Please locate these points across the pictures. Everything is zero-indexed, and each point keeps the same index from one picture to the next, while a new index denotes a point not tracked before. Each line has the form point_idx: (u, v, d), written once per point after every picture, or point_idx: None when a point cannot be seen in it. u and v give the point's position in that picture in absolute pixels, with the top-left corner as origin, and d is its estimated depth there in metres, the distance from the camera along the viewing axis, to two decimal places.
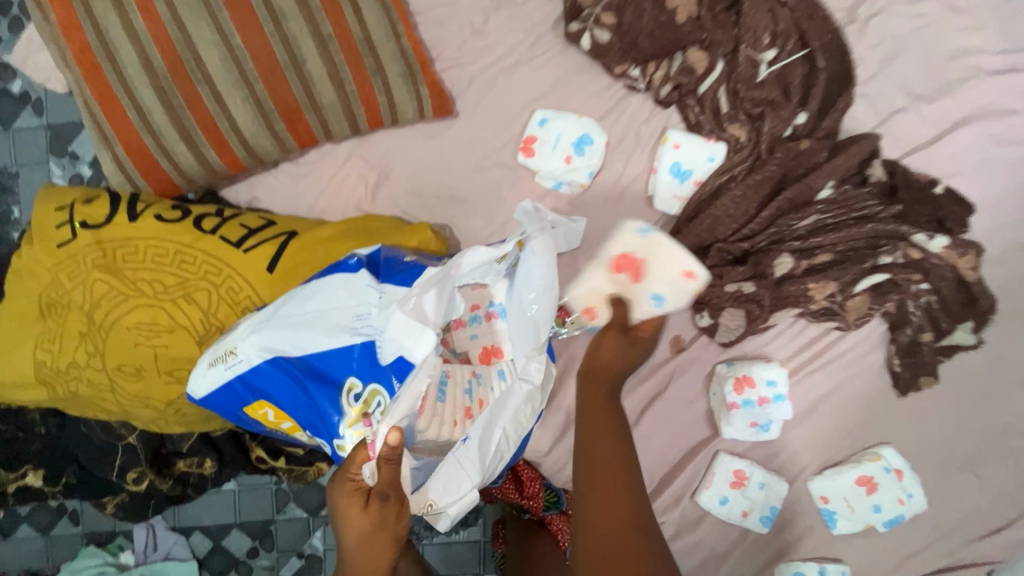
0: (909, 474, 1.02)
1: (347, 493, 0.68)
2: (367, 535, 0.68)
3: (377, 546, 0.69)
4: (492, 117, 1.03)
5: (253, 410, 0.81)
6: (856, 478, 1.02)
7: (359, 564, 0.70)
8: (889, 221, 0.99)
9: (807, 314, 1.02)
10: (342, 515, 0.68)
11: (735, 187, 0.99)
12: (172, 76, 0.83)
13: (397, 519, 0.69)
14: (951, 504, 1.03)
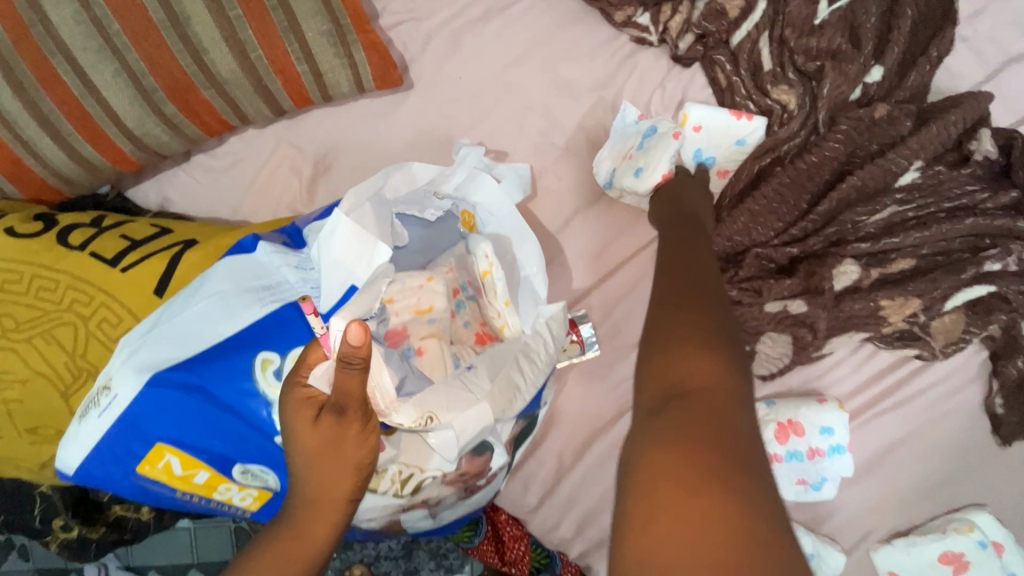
0: (1011, 547, 0.77)
1: (298, 401, 0.54)
2: (320, 455, 0.54)
3: (333, 467, 0.54)
4: (456, 87, 0.79)
5: (150, 466, 0.59)
6: (939, 553, 0.77)
7: (308, 496, 0.55)
8: (997, 214, 0.72)
9: (877, 340, 0.77)
10: (289, 428, 0.54)
11: (782, 172, 0.73)
12: (14, 45, 0.62)
13: (356, 435, 0.54)
14: None
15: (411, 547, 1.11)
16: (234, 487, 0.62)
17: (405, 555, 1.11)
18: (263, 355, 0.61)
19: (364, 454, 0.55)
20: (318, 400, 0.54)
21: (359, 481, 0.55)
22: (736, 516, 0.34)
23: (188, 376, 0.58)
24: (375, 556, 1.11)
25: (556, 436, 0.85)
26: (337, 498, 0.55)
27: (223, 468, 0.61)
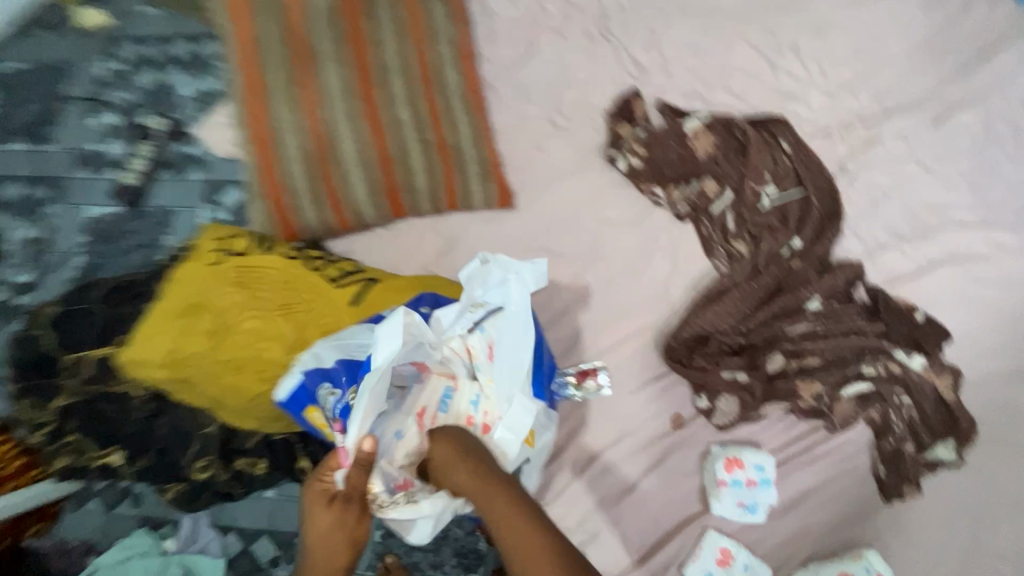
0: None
1: (315, 496, 0.84)
2: (327, 533, 0.82)
3: (334, 546, 0.83)
4: (541, 212, 1.29)
5: (313, 414, 0.92)
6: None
7: (315, 569, 0.83)
8: (871, 336, 1.14)
9: (796, 409, 1.15)
10: (311, 517, 0.83)
11: (735, 291, 1.18)
12: (318, 159, 1.17)
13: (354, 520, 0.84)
14: None
15: (440, 543, 1.40)
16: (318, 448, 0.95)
17: (434, 548, 1.40)
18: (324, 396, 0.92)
19: (359, 535, 0.85)
20: (330, 493, 0.84)
21: (352, 556, 0.84)
22: None
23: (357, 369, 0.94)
24: (411, 545, 1.40)
25: (572, 450, 1.17)
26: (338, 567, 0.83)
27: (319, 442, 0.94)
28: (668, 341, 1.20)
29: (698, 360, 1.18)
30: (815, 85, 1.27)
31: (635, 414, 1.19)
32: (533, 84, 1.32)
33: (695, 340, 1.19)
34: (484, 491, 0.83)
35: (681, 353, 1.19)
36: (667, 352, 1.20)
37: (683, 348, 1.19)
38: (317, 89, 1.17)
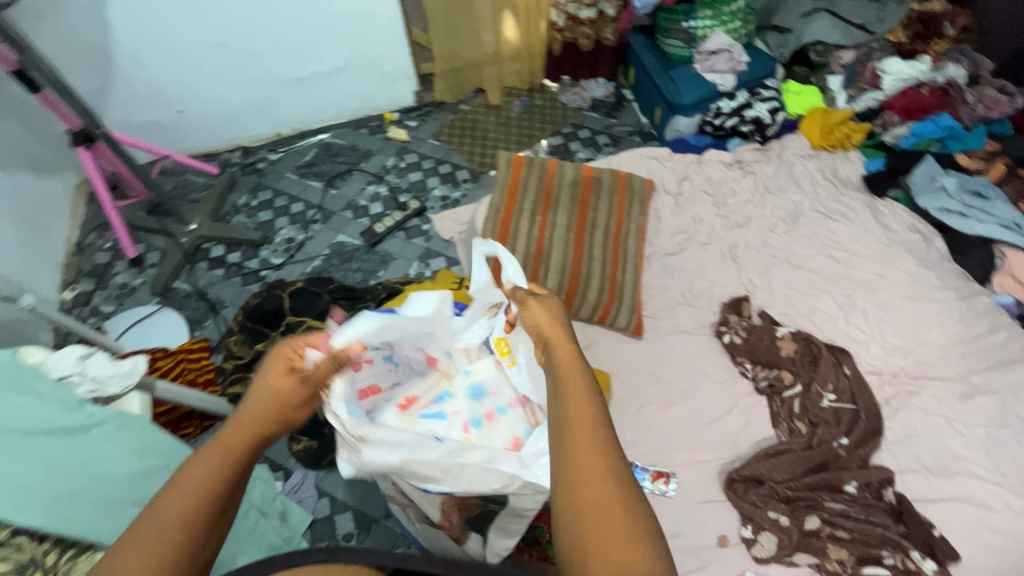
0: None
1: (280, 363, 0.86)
2: (274, 397, 0.84)
3: (268, 408, 0.83)
4: (658, 349, 1.78)
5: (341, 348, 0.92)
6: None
7: (237, 425, 0.81)
8: (893, 531, 1.44)
9: (823, 568, 1.40)
10: (268, 374, 0.85)
11: (790, 454, 1.55)
12: (532, 258, 1.81)
13: (298, 397, 0.86)
14: None
15: None
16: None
17: None
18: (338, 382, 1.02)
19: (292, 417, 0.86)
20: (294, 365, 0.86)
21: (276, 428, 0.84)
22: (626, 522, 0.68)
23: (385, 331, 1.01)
24: None
25: None
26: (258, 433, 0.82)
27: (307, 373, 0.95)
28: (730, 473, 1.54)
29: (750, 496, 1.50)
30: (874, 340, 1.78)
31: (690, 521, 1.50)
32: (675, 270, 1.94)
33: (752, 480, 1.53)
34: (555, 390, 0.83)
35: (738, 485, 1.52)
36: (727, 481, 1.53)
37: (741, 483, 1.53)
38: (549, 223, 1.87)
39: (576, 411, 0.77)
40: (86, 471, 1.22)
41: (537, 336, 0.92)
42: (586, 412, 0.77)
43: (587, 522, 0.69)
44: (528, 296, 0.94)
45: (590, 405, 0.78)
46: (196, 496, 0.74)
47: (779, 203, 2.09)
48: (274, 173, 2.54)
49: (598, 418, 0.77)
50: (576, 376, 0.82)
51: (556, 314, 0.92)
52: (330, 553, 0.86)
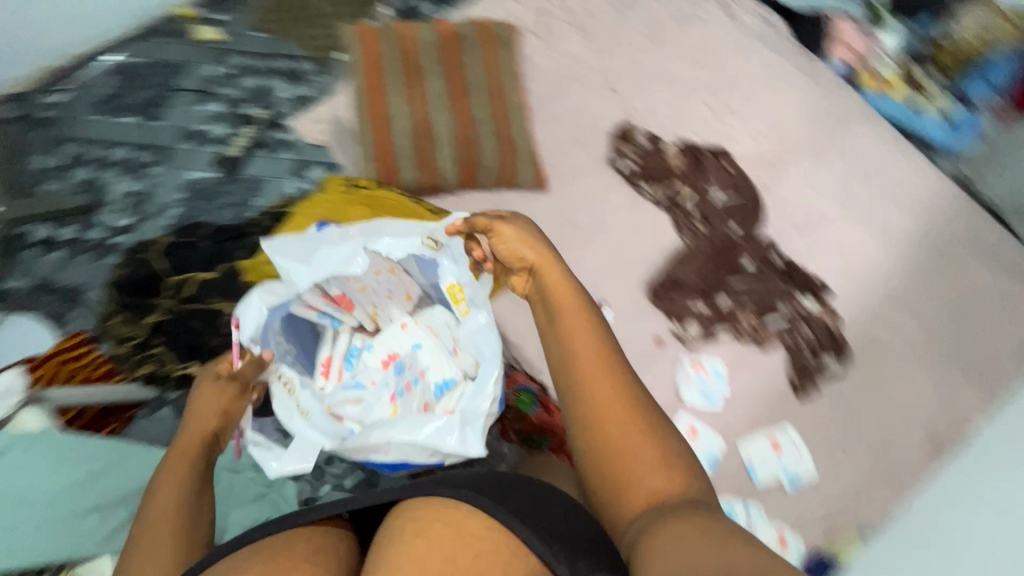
0: (798, 448, 1.59)
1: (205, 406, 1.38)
2: (205, 406, 1.38)
3: (203, 412, 1.37)
4: (564, 196, 1.83)
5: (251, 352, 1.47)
6: (762, 449, 1.58)
7: (191, 430, 1.34)
8: (784, 287, 1.73)
9: (738, 335, 1.69)
10: (200, 398, 1.39)
11: (697, 253, 1.76)
12: (419, 136, 1.71)
13: (233, 393, 1.43)
14: (828, 476, 1.58)
15: None
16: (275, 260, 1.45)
17: None
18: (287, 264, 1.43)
19: (233, 408, 1.41)
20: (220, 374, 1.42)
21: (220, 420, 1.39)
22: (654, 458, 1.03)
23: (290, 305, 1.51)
24: None
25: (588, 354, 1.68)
26: (206, 428, 1.36)
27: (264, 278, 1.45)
28: (652, 286, 1.73)
29: (671, 299, 1.72)
30: (745, 131, 1.94)
31: (630, 335, 1.68)
32: (561, 114, 1.92)
33: (671, 283, 1.74)
34: (565, 340, 1.13)
35: (660, 293, 1.72)
36: (651, 293, 1.73)
37: (663, 291, 1.73)
38: (421, 93, 1.72)
39: (593, 383, 1.08)
40: (4, 491, 1.28)
41: (523, 260, 1.21)
42: (602, 383, 1.08)
43: (621, 451, 1.04)
44: (495, 224, 1.21)
45: (602, 370, 1.09)
46: (179, 477, 1.24)
47: (639, 16, 2.06)
48: (71, 119, 1.95)
49: (613, 376, 1.09)
50: (578, 320, 1.14)
51: (530, 237, 1.20)
52: (271, 526, 0.92)
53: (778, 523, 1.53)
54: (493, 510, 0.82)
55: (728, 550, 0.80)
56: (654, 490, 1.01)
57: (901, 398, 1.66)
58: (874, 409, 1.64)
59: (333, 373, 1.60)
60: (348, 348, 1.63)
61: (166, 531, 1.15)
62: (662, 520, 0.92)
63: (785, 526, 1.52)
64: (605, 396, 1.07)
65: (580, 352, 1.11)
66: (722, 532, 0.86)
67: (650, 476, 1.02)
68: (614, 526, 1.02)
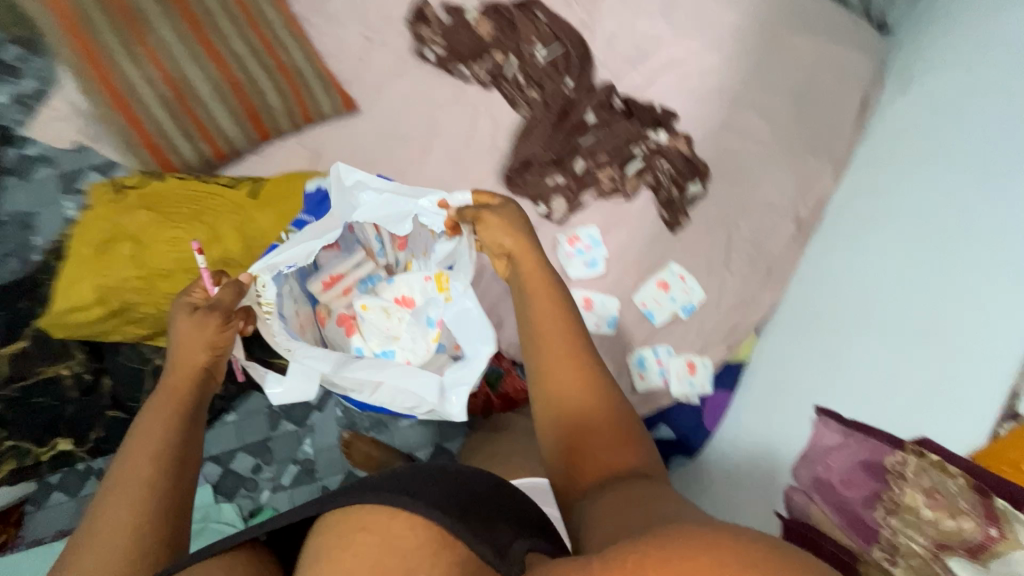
0: (688, 283, 1.62)
1: (181, 308, 1.13)
2: (188, 337, 1.10)
3: (190, 342, 1.10)
4: (382, 110, 1.64)
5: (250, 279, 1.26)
6: (652, 296, 1.61)
7: (176, 366, 1.10)
8: (633, 128, 1.67)
9: (603, 193, 1.66)
10: (182, 331, 1.10)
11: (538, 123, 1.64)
12: (176, 100, 1.39)
13: (216, 328, 1.12)
14: (718, 292, 1.65)
15: None
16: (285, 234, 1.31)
17: None
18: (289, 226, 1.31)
19: (219, 339, 1.13)
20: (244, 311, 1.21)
21: (211, 355, 1.12)
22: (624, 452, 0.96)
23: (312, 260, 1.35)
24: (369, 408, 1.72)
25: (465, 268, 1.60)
26: (193, 365, 1.10)
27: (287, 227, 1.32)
28: (506, 174, 1.63)
29: (528, 180, 1.62)
30: None
31: None
32: (343, 15, 1.65)
33: (524, 164, 1.63)
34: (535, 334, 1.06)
35: (516, 179, 1.62)
36: (508, 182, 1.63)
37: (518, 175, 1.63)
38: (154, 43, 1.37)
39: (563, 359, 1.02)
40: None
41: (502, 253, 1.16)
42: (568, 362, 1.02)
43: (580, 429, 0.97)
44: (484, 215, 1.16)
45: (570, 346, 1.03)
46: (157, 433, 1.02)
47: None
48: None
49: (577, 372, 1.01)
50: (551, 312, 1.07)
51: (516, 231, 1.14)
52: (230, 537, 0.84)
53: (687, 353, 1.60)
54: (410, 508, 0.69)
55: (650, 512, 0.78)
56: (620, 468, 0.94)
57: (767, 195, 1.70)
58: (743, 217, 1.69)
59: (336, 291, 1.48)
60: (371, 274, 1.52)
61: (128, 518, 0.93)
62: (608, 495, 0.87)
63: (692, 353, 1.60)
64: (571, 372, 1.01)
65: (550, 336, 1.04)
66: (675, 509, 0.78)
67: (615, 463, 0.95)
68: (565, 489, 0.97)
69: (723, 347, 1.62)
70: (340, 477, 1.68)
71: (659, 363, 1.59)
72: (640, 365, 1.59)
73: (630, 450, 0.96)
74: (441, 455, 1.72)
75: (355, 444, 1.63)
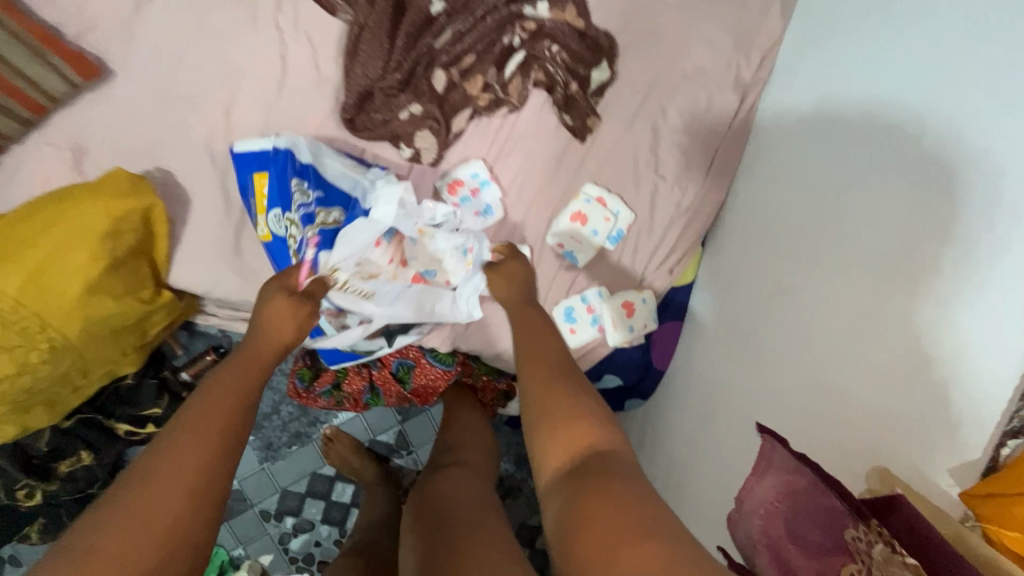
0: (612, 212, 1.29)
1: (278, 287, 1.00)
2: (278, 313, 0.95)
3: (276, 322, 0.95)
4: (146, 63, 1.16)
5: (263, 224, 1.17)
6: (571, 234, 1.29)
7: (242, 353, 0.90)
8: (501, 6, 1.19)
9: (480, 111, 1.25)
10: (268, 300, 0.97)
11: (365, 32, 1.15)
12: None
13: (305, 314, 0.99)
14: (650, 206, 1.32)
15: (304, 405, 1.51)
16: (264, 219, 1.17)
17: (302, 411, 1.52)
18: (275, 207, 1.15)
19: (307, 318, 0.99)
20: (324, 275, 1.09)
21: (296, 330, 0.96)
22: (632, 504, 0.59)
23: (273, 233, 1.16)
24: (282, 423, 1.51)
25: None
26: (274, 346, 0.93)
27: (268, 207, 1.16)
28: (345, 116, 1.21)
29: (376, 119, 1.21)
30: None
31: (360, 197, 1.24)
32: None
33: (364, 97, 1.19)
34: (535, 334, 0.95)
35: (359, 120, 1.21)
36: (351, 126, 1.22)
37: (361, 114, 1.21)
38: None
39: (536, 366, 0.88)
40: None
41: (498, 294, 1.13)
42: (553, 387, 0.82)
43: (563, 436, 0.73)
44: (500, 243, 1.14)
45: (549, 354, 0.90)
46: (238, 384, 0.83)
47: None
48: None
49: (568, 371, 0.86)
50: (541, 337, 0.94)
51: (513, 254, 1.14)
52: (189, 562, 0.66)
53: (624, 292, 1.31)
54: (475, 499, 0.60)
55: (622, 500, 0.59)
56: (621, 525, 0.56)
57: (694, 61, 1.29)
58: (666, 100, 1.30)
59: (382, 262, 1.19)
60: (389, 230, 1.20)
61: (218, 437, 0.74)
62: (577, 492, 0.63)
63: (629, 291, 1.31)
64: (554, 390, 0.81)
65: (536, 344, 0.92)
66: (658, 522, 0.56)
67: (628, 552, 0.52)
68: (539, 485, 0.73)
69: (664, 271, 1.33)
70: (277, 497, 1.54)
71: (591, 311, 1.31)
72: (569, 319, 1.31)
73: (665, 529, 0.55)
74: (378, 448, 1.56)
75: (335, 445, 1.49)
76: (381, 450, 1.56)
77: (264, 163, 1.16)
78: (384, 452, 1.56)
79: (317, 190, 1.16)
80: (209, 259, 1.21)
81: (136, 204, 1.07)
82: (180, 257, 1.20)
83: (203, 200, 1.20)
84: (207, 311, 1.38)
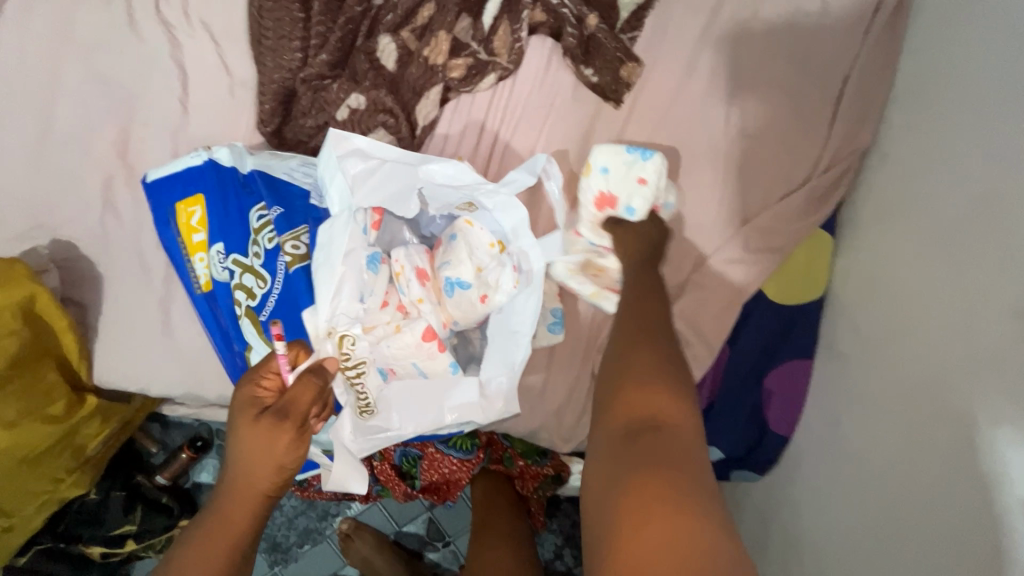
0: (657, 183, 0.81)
1: (243, 403, 0.62)
2: (252, 449, 0.59)
3: (261, 456, 0.59)
4: (19, 107, 0.88)
5: (189, 240, 0.81)
6: (594, 225, 0.83)
7: (233, 484, 0.61)
8: None
9: (456, 86, 0.84)
10: (235, 428, 0.61)
11: (267, 0, 0.80)
12: None
13: (285, 446, 0.59)
14: (735, 185, 0.85)
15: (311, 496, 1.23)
16: (206, 260, 0.80)
17: (309, 504, 1.23)
18: (218, 243, 0.79)
19: (288, 460, 0.60)
20: (262, 402, 0.62)
21: (279, 478, 0.61)
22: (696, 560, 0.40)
23: (216, 269, 0.79)
24: (288, 519, 1.23)
25: None
26: (257, 496, 0.61)
27: (208, 244, 0.80)
28: (264, 130, 0.84)
29: (307, 125, 0.83)
30: None
31: None
32: None
33: (282, 98, 0.82)
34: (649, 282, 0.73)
35: (286, 131, 0.84)
36: (277, 142, 0.84)
37: (285, 121, 0.84)
38: None
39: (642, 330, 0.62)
40: None
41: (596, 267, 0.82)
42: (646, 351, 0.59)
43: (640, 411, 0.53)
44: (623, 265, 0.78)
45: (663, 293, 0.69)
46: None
47: None
48: None
49: (666, 331, 0.62)
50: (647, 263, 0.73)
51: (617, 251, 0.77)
52: None
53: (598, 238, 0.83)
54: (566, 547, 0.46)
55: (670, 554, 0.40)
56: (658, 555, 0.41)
57: None
58: (741, 17, 0.84)
59: (376, 313, 0.76)
60: (372, 250, 0.76)
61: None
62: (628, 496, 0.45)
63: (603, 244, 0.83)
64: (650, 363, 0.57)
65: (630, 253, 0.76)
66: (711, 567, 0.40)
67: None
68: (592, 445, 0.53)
69: None
70: None
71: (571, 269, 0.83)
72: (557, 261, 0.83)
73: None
74: (408, 540, 1.23)
75: (354, 543, 1.17)
76: (411, 543, 1.22)
77: (201, 183, 0.81)
78: (415, 546, 1.22)
79: (270, 203, 0.78)
80: (134, 349, 0.91)
81: (4, 299, 0.79)
82: (102, 352, 0.91)
83: (114, 273, 0.90)
84: (172, 401, 1.09)
